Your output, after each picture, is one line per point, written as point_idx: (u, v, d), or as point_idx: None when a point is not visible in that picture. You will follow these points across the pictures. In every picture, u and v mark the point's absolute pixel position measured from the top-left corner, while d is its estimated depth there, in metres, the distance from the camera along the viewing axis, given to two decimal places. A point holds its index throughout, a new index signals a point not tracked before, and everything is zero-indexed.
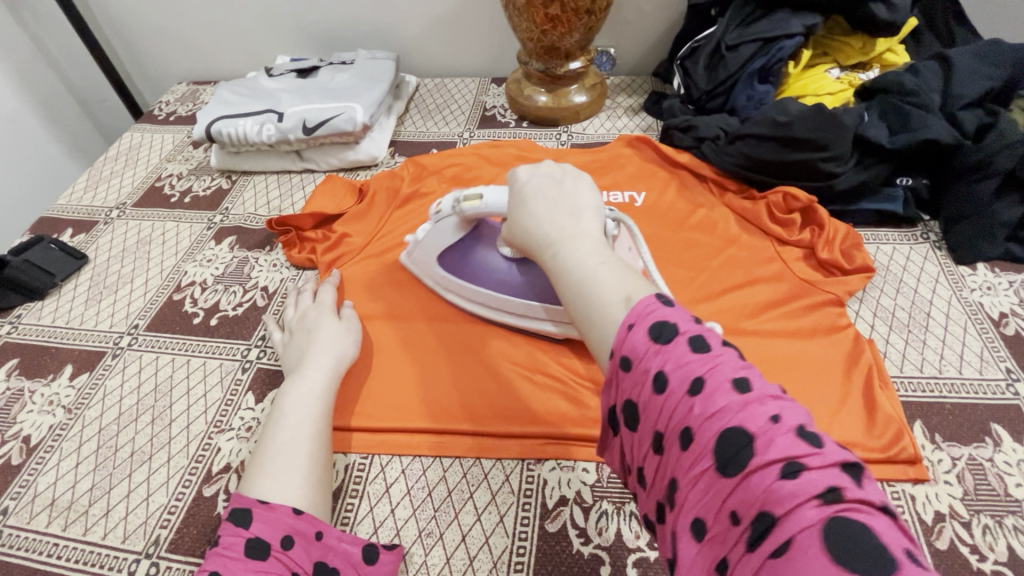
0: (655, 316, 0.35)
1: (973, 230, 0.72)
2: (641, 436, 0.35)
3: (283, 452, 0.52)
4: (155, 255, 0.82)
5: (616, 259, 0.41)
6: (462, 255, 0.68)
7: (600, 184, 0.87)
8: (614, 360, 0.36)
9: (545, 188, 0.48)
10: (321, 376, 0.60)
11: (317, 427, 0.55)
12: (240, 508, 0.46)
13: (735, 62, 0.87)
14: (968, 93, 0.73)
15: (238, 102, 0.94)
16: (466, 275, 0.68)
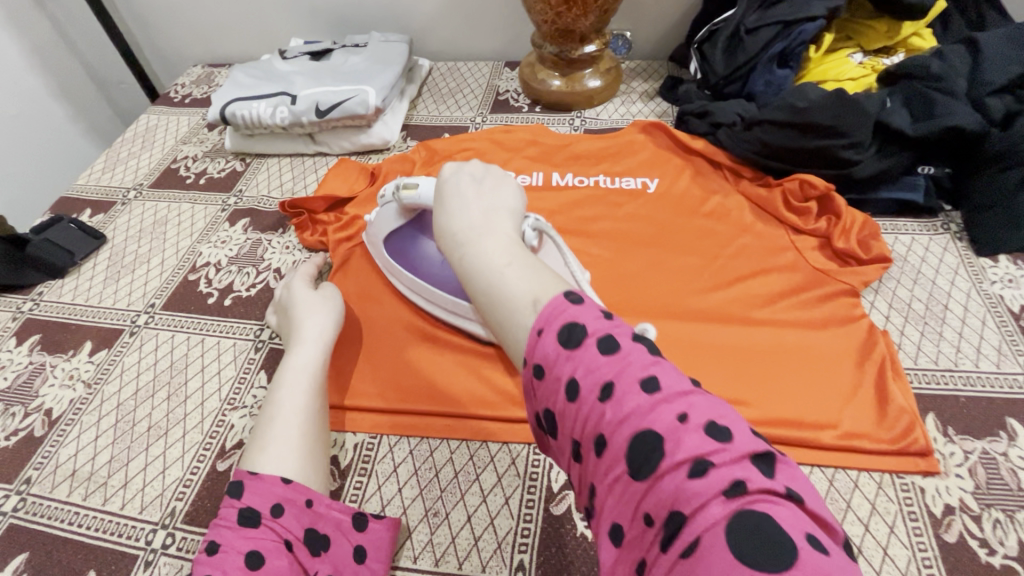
0: (564, 317, 0.36)
1: (997, 221, 0.70)
2: (562, 444, 0.37)
3: (278, 427, 0.53)
4: (171, 236, 0.84)
5: (521, 259, 0.43)
6: (408, 243, 0.67)
7: (612, 171, 0.86)
8: (529, 369, 0.37)
9: (464, 186, 0.50)
10: (313, 351, 0.60)
11: (310, 402, 0.56)
12: (235, 481, 0.48)
13: (754, 46, 0.85)
14: (998, 78, 0.71)
15: (252, 84, 0.94)
16: (408, 261, 0.67)
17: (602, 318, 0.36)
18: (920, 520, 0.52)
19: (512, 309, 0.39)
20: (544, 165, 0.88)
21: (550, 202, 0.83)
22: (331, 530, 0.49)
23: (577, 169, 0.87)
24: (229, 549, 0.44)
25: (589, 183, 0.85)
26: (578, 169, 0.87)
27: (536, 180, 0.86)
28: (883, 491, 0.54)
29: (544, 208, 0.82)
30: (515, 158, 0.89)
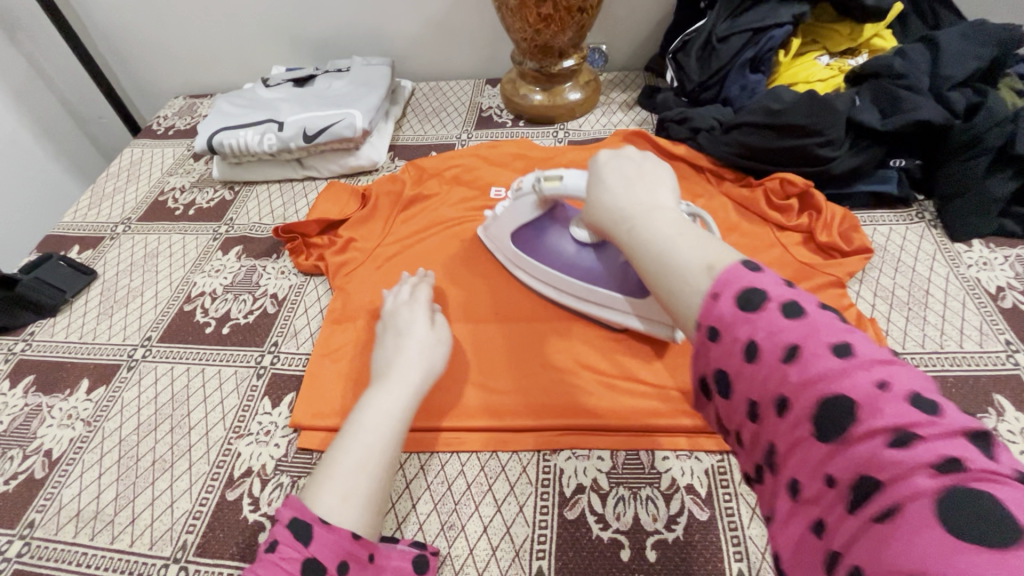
0: (744, 280, 0.33)
1: (968, 207, 0.74)
2: (732, 405, 0.33)
3: (345, 468, 0.49)
4: (163, 268, 0.83)
5: (693, 228, 0.40)
6: (538, 236, 0.70)
7: None
8: (699, 331, 0.34)
9: (621, 166, 0.48)
10: (407, 394, 0.56)
11: (387, 443, 0.52)
12: (296, 518, 0.45)
13: (726, 53, 0.88)
14: (959, 72, 0.74)
15: (237, 113, 0.95)
16: (535, 254, 0.70)
17: (783, 286, 0.33)
18: None
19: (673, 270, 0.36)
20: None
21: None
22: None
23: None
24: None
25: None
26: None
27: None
28: None
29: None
30: (503, 172, 0.91)
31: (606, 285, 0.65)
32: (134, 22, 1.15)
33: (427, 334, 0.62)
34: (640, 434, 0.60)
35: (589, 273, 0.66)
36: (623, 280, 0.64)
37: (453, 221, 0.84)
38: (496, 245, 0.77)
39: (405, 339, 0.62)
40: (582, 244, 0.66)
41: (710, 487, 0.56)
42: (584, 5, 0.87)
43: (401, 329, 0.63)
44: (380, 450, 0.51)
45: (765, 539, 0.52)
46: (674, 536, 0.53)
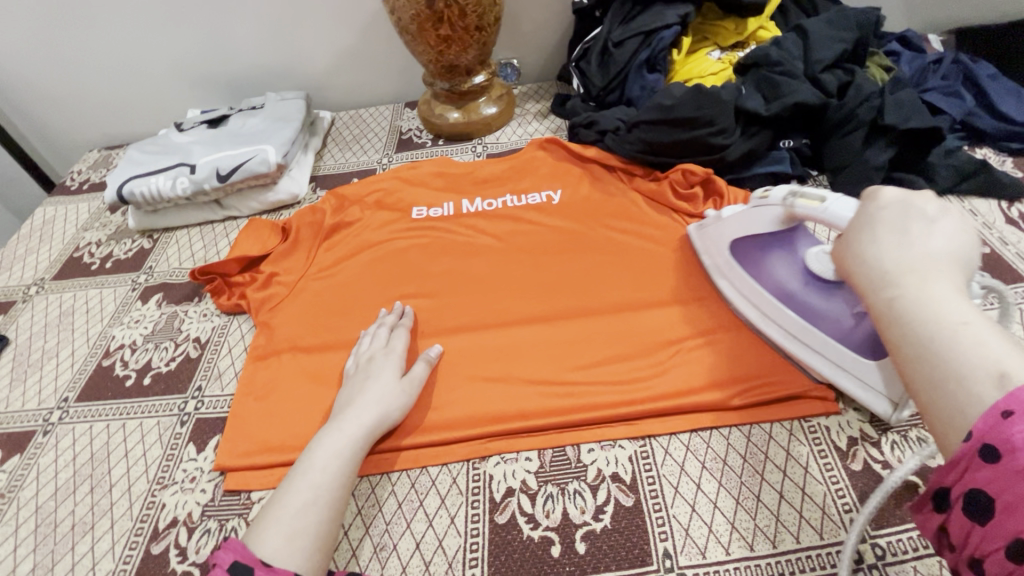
0: None
1: (853, 178, 0.78)
2: (989, 531, 0.30)
3: (296, 509, 0.50)
4: (80, 325, 0.81)
5: (988, 323, 0.35)
6: (762, 253, 0.66)
7: (517, 189, 0.91)
8: (970, 443, 0.31)
9: (892, 212, 0.43)
10: (359, 433, 0.57)
11: (337, 483, 0.53)
12: (235, 561, 0.45)
13: (623, 57, 0.92)
14: (827, 56, 0.80)
15: (148, 160, 0.93)
16: (751, 265, 0.66)
17: None
18: (829, 455, 0.57)
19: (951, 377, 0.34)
20: (454, 196, 0.91)
21: (460, 229, 0.86)
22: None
23: (484, 194, 0.91)
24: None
25: (496, 204, 0.89)
26: (486, 193, 0.91)
27: (448, 210, 0.89)
28: (795, 437, 0.58)
29: (454, 236, 0.85)
30: (425, 191, 0.92)
31: (827, 329, 0.59)
32: (38, 80, 1.12)
33: (390, 378, 0.62)
34: (567, 431, 0.61)
35: (811, 310, 0.60)
36: (849, 331, 0.58)
37: (375, 245, 0.84)
38: (705, 251, 0.72)
39: (369, 382, 0.62)
40: (809, 276, 0.62)
41: (634, 473, 0.57)
42: (481, 23, 0.90)
43: (369, 373, 0.63)
44: (330, 491, 0.52)
45: (689, 515, 0.54)
46: (602, 526, 0.54)
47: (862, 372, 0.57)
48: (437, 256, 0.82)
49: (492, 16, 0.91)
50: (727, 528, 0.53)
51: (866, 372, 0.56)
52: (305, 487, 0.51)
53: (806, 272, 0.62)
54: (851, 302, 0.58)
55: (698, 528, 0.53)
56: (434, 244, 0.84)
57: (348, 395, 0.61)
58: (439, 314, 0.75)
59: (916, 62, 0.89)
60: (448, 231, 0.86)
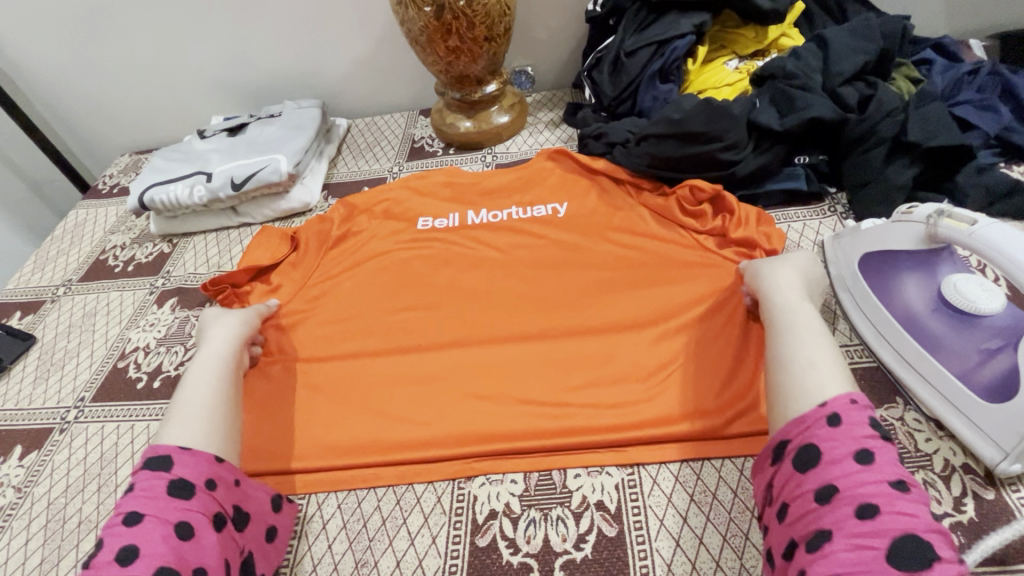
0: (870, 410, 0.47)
1: (873, 197, 0.74)
2: (802, 478, 0.45)
3: (188, 405, 0.57)
4: (100, 326, 0.85)
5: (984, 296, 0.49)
6: (894, 269, 0.62)
7: (523, 201, 0.89)
8: (822, 409, 0.48)
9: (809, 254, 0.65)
10: (222, 347, 0.65)
11: (218, 381, 0.61)
12: (156, 454, 0.51)
13: (634, 67, 0.90)
14: (848, 67, 0.76)
15: (169, 168, 0.97)
16: (875, 279, 0.64)
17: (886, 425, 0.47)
18: None
19: (811, 364, 0.52)
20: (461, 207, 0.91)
21: (461, 240, 0.85)
22: (254, 510, 0.54)
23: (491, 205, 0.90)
24: (151, 518, 0.47)
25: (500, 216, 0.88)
26: (491, 204, 0.90)
27: (454, 220, 0.88)
28: None
29: (454, 248, 0.85)
30: (430, 200, 0.92)
31: (945, 361, 0.56)
32: (75, 88, 1.18)
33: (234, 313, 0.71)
34: (552, 455, 0.60)
35: (932, 339, 0.57)
36: (974, 368, 0.54)
37: (376, 253, 0.85)
38: (832, 262, 0.69)
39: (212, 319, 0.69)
40: (940, 303, 0.58)
41: (619, 502, 0.56)
42: (491, 33, 0.89)
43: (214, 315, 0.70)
44: (213, 386, 0.60)
45: (672, 550, 0.53)
46: (582, 555, 0.53)
47: (974, 415, 0.53)
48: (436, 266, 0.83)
49: (502, 26, 0.91)
50: (711, 566, 0.51)
51: (982, 417, 0.52)
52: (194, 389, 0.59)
53: (939, 299, 0.58)
54: (984, 339, 0.54)
55: (680, 564, 0.52)
56: (435, 255, 0.84)
57: (199, 334, 0.69)
58: (435, 328, 0.75)
59: (949, 72, 0.84)
60: (450, 242, 0.86)
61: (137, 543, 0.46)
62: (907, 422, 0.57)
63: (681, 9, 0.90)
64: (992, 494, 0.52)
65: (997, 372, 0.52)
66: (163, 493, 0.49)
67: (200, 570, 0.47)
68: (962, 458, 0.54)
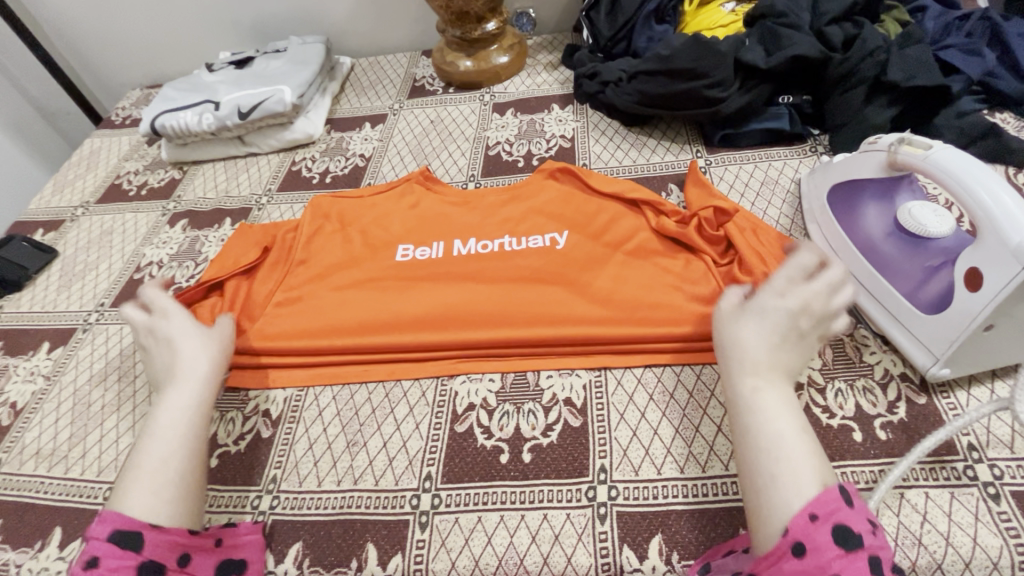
0: (838, 517, 0.40)
1: (851, 135, 0.76)
2: None
3: (152, 470, 0.51)
4: (117, 243, 0.91)
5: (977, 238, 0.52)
6: (858, 200, 0.66)
7: (508, 213, 0.81)
8: (784, 538, 0.41)
9: (776, 309, 0.52)
10: (195, 383, 0.58)
11: (188, 433, 0.55)
12: (116, 530, 0.47)
13: (630, 6, 0.92)
14: (835, 8, 0.78)
15: (177, 97, 1.01)
16: (841, 212, 0.68)
17: (869, 530, 0.40)
18: None
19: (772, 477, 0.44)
20: (445, 227, 0.81)
21: (440, 268, 0.75)
22: (237, 555, 0.53)
23: (483, 227, 0.80)
24: None
25: (493, 239, 0.78)
26: (483, 225, 0.80)
27: (435, 252, 0.78)
28: None
29: (434, 273, 0.75)
30: (413, 213, 0.84)
31: (894, 280, 0.60)
32: (86, 19, 1.21)
33: (193, 331, 0.62)
34: (527, 358, 0.66)
35: (884, 260, 0.61)
36: (918, 286, 0.58)
37: (344, 276, 0.77)
38: (805, 195, 0.73)
39: (171, 343, 0.61)
40: (895, 227, 0.62)
41: (586, 399, 0.62)
42: None
43: (163, 334, 0.61)
44: (183, 439, 0.54)
45: (630, 439, 0.58)
46: (548, 441, 0.60)
47: (910, 325, 0.58)
48: (411, 292, 0.73)
49: None
50: (662, 452, 0.57)
51: (918, 327, 0.57)
52: (162, 443, 0.53)
53: (894, 223, 0.62)
54: (929, 258, 0.58)
55: (635, 450, 0.58)
56: (413, 281, 0.75)
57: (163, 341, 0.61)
58: (427, 235, 0.81)
59: (941, 18, 0.85)
60: (428, 271, 0.75)
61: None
62: (855, 337, 0.62)
63: None
64: (924, 399, 0.57)
65: (936, 287, 0.56)
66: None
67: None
68: (901, 367, 0.59)
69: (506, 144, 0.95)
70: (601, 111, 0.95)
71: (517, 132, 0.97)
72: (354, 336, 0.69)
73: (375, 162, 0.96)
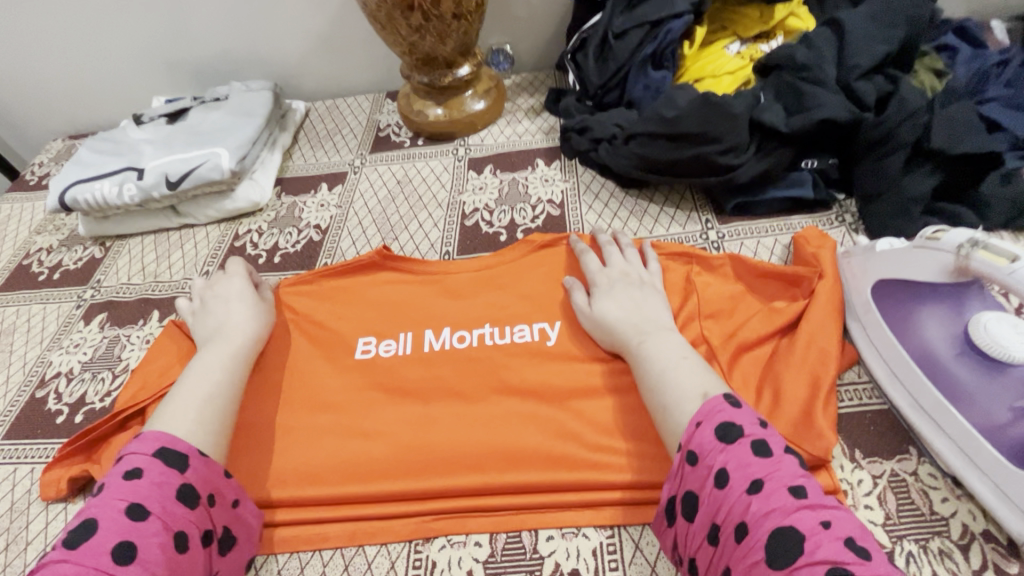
0: (721, 417, 0.45)
1: (890, 208, 0.65)
2: (696, 527, 0.43)
3: (199, 401, 0.54)
4: (19, 347, 0.75)
5: None
6: (915, 302, 0.55)
7: (492, 299, 0.69)
8: (682, 453, 0.46)
9: (606, 285, 0.64)
10: (239, 339, 0.62)
11: (227, 381, 0.57)
12: (161, 447, 0.48)
13: (623, 52, 0.80)
14: (866, 58, 0.66)
15: (96, 161, 0.86)
16: (893, 314, 0.56)
17: (756, 425, 0.45)
18: None
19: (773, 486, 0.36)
20: (416, 317, 0.68)
21: (412, 376, 0.62)
22: (242, 536, 0.51)
23: (462, 317, 0.67)
24: (155, 518, 0.44)
25: (472, 328, 0.66)
26: (461, 313, 0.68)
27: (404, 349, 0.65)
28: None
29: (405, 383, 0.62)
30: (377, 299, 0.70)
31: (969, 416, 0.49)
32: None
33: (251, 293, 0.67)
34: (523, 510, 0.53)
35: (955, 388, 0.50)
36: (998, 426, 0.48)
37: (295, 389, 0.63)
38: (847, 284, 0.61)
39: (233, 300, 0.66)
40: (967, 346, 0.51)
41: (597, 572, 0.49)
42: (459, 11, 0.78)
43: (227, 294, 0.67)
44: (225, 384, 0.57)
45: None
46: None
47: (996, 478, 0.47)
48: (380, 413, 0.60)
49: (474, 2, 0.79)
50: None
51: (1008, 481, 0.46)
52: (203, 386, 0.56)
53: (965, 341, 0.51)
54: (1014, 394, 0.48)
55: None
56: (379, 397, 0.62)
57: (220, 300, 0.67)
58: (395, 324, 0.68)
59: (975, 63, 0.75)
60: (397, 380, 0.62)
61: (133, 527, 0.43)
62: (920, 477, 0.51)
63: None
64: (1015, 568, 0.46)
65: None
66: (166, 498, 0.45)
67: None
68: (982, 522, 0.48)
69: (485, 212, 0.82)
70: (592, 169, 0.83)
71: (497, 195, 0.84)
72: (319, 483, 0.56)
73: (332, 235, 0.82)
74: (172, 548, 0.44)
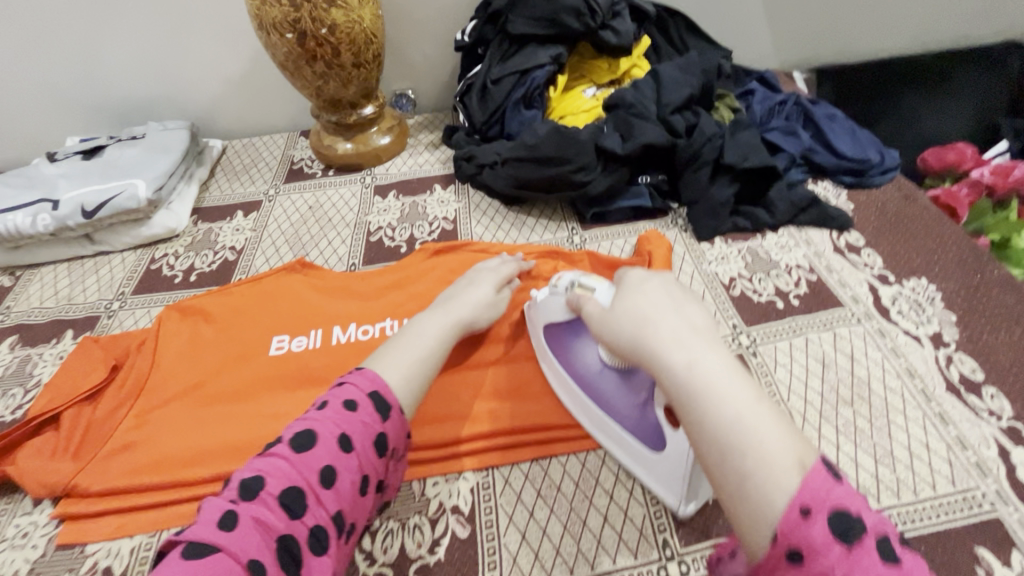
0: (830, 500, 0.32)
1: (703, 211, 0.84)
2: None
3: (413, 345, 0.60)
4: None
5: (703, 355, 0.41)
6: (567, 337, 0.65)
7: (394, 297, 0.80)
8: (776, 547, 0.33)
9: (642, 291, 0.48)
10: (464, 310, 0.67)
11: (435, 348, 0.62)
12: (376, 391, 0.53)
13: (499, 95, 0.97)
14: (676, 99, 0.87)
15: (7, 195, 0.90)
16: (560, 353, 0.65)
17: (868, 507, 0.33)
18: None
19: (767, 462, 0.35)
20: (326, 316, 0.78)
21: (322, 363, 0.72)
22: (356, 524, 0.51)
23: (366, 313, 0.78)
24: (340, 466, 0.48)
25: (375, 322, 0.77)
26: (366, 311, 0.78)
27: (314, 341, 0.74)
28: None
29: (316, 370, 0.71)
30: (291, 304, 0.80)
31: (621, 424, 0.59)
32: None
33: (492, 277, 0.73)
34: (416, 463, 0.63)
35: (605, 400, 0.60)
36: (639, 424, 0.57)
37: (211, 387, 0.71)
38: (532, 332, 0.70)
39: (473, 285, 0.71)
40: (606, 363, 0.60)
41: (473, 505, 0.60)
42: (358, 60, 0.91)
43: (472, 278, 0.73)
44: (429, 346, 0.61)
45: (519, 544, 0.57)
46: (435, 559, 0.56)
47: (649, 465, 0.57)
48: (296, 398, 0.69)
49: (371, 53, 0.93)
50: (551, 554, 0.56)
51: (652, 467, 0.57)
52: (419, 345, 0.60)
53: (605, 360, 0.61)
54: (637, 396, 0.57)
55: (525, 555, 0.56)
56: (293, 386, 0.70)
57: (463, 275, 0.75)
58: (308, 323, 0.77)
59: (766, 102, 0.98)
60: (308, 369, 0.71)
61: (334, 466, 0.48)
62: None
63: (539, 41, 0.97)
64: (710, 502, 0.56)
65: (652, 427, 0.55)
66: (369, 440, 0.50)
67: (351, 527, 0.49)
68: None
69: (388, 229, 0.94)
70: (481, 191, 0.98)
71: (399, 215, 0.96)
72: (219, 464, 0.63)
73: (247, 254, 0.91)
74: (355, 493, 0.49)
